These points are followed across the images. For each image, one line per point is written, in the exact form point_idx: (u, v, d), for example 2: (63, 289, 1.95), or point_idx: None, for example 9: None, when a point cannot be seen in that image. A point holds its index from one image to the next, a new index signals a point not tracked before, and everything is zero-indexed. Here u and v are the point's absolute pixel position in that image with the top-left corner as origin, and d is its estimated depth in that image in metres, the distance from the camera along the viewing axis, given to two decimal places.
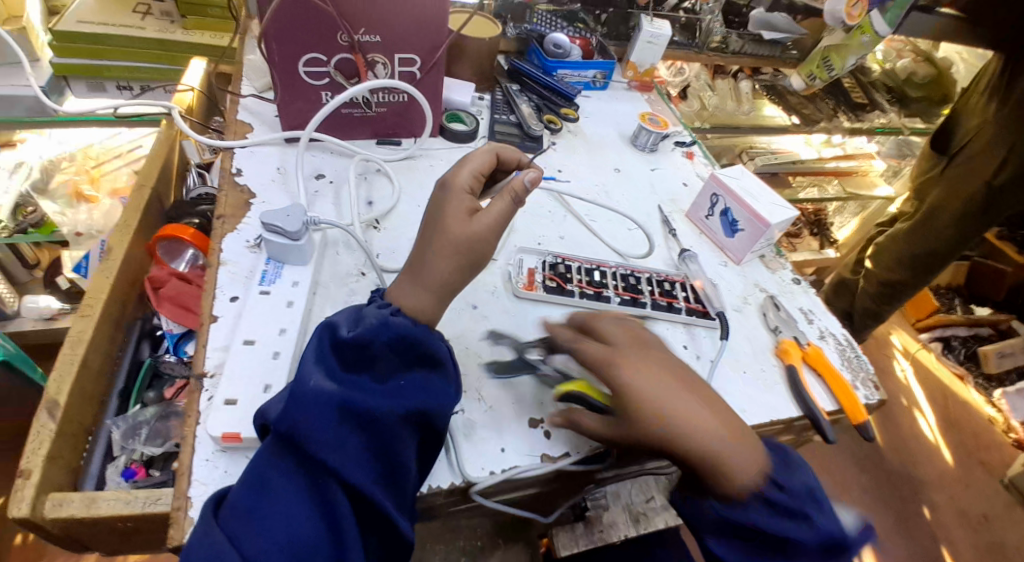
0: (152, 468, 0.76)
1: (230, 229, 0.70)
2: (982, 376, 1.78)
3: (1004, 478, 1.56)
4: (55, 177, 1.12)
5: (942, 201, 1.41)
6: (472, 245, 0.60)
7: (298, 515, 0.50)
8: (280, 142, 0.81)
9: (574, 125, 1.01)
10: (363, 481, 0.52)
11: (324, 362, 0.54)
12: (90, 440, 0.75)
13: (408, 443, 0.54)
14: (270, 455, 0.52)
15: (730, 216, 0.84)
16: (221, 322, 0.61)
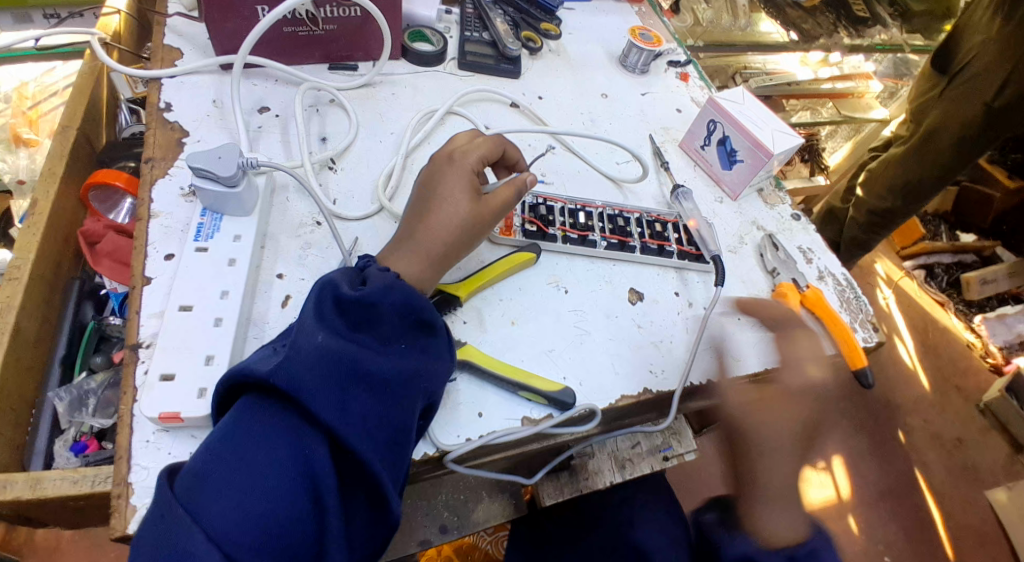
0: (105, 441, 0.71)
1: (162, 174, 0.61)
2: (963, 302, 1.78)
3: (979, 404, 1.58)
4: None
5: (938, 123, 1.33)
6: (476, 231, 0.56)
7: (280, 490, 0.41)
8: (217, 70, 0.72)
9: (557, 43, 0.91)
10: (363, 450, 0.43)
11: (324, 318, 0.46)
12: (33, 412, 0.69)
13: (411, 414, 0.46)
14: (250, 418, 0.42)
15: (728, 146, 0.77)
16: (155, 285, 0.53)
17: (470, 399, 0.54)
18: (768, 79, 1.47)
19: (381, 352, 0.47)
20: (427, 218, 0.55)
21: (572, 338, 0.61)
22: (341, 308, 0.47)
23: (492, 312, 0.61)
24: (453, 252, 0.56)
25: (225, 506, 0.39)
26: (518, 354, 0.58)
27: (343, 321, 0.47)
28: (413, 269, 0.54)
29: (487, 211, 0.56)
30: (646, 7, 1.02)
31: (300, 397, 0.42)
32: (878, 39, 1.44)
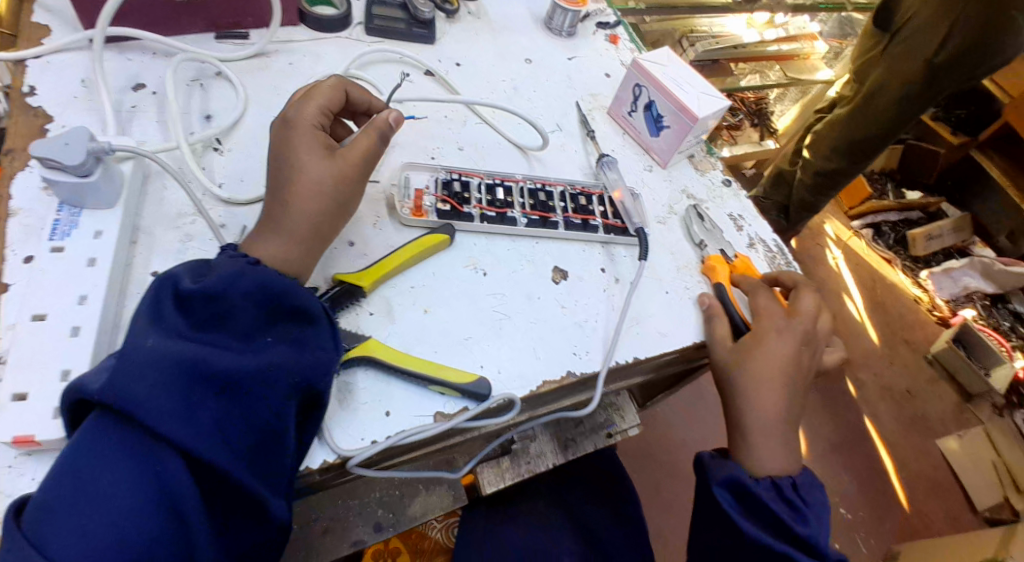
0: None
1: (20, 165, 0.54)
2: (909, 258, 1.80)
3: (926, 354, 1.63)
4: None
5: (882, 80, 1.32)
6: (345, 187, 0.52)
7: (130, 516, 0.36)
8: (86, 46, 0.64)
9: (476, 5, 0.85)
10: (224, 457, 0.39)
11: (162, 320, 0.40)
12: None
13: (284, 410, 0.41)
14: (90, 440, 0.37)
15: (654, 111, 0.73)
16: (13, 293, 0.47)
17: (376, 398, 0.50)
18: (714, 43, 1.41)
19: (240, 348, 0.42)
20: (283, 189, 0.50)
21: (489, 323, 0.57)
22: (184, 302, 0.42)
23: (401, 300, 0.56)
24: (324, 219, 0.51)
25: (66, 543, 0.35)
26: (428, 345, 0.54)
27: (187, 319, 0.41)
28: (286, 248, 0.49)
29: (347, 163, 0.52)
30: None
31: (136, 411, 0.37)
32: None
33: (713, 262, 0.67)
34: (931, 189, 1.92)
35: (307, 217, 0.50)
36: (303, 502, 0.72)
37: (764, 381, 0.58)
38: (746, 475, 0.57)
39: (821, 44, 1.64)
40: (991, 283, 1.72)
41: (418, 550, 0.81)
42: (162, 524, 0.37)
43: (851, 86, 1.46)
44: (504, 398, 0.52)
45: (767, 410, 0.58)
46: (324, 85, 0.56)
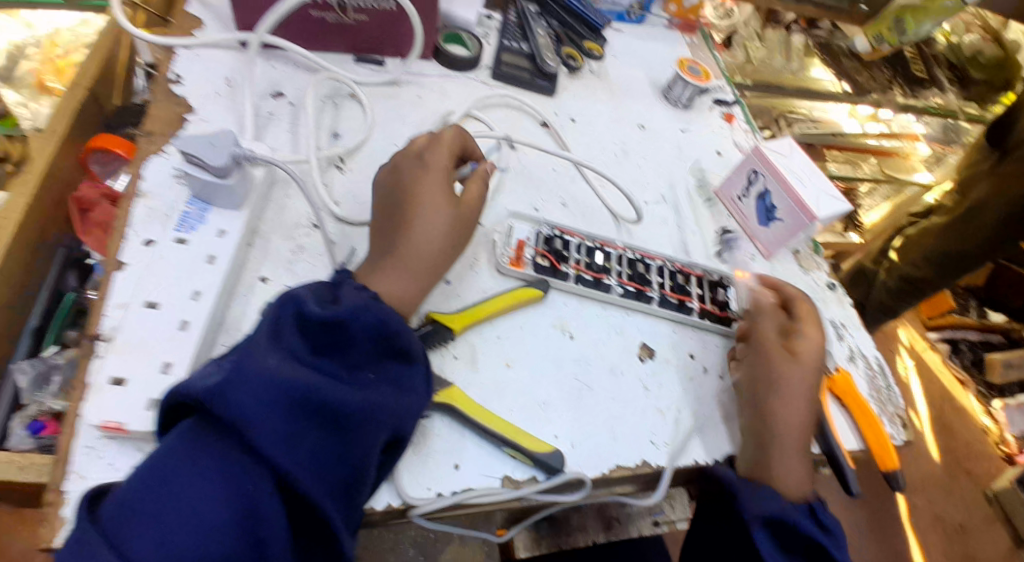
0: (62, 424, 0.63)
1: (157, 150, 0.57)
2: (984, 384, 1.68)
3: (988, 490, 1.49)
4: (19, 63, 1.03)
5: (987, 197, 1.26)
6: (464, 229, 0.53)
7: (215, 531, 0.36)
8: (234, 47, 0.68)
9: (598, 64, 0.86)
10: (315, 489, 0.39)
11: (281, 339, 0.41)
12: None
13: (375, 451, 0.41)
14: (191, 441, 0.38)
15: (767, 202, 0.71)
16: (129, 272, 0.48)
17: (448, 449, 0.49)
18: (813, 127, 1.45)
19: (347, 381, 0.42)
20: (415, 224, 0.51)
21: (571, 390, 0.56)
22: (305, 327, 0.42)
23: (487, 350, 0.55)
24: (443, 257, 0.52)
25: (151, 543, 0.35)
26: (508, 401, 0.53)
27: (303, 342, 0.42)
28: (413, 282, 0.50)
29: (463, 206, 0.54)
30: (697, 38, 0.98)
31: (246, 428, 0.37)
32: (932, 102, 1.38)
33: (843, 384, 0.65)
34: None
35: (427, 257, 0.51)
36: None
37: (796, 392, 0.56)
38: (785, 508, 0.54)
39: (922, 145, 1.60)
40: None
41: None
42: (239, 546, 0.36)
43: (952, 196, 1.39)
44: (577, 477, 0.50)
45: (797, 423, 0.55)
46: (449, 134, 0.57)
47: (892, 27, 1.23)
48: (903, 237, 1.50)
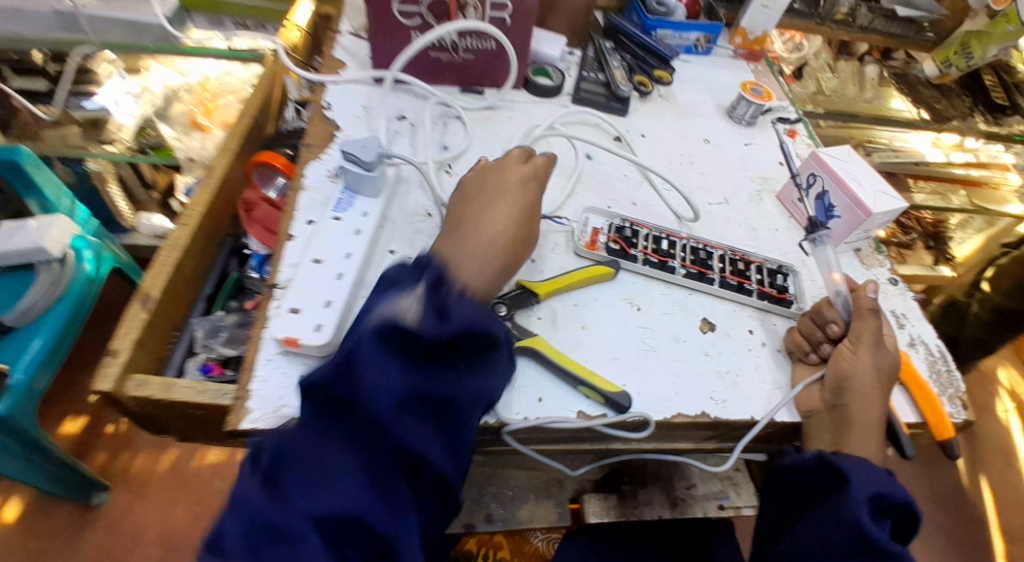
0: (227, 368, 0.78)
1: (315, 157, 0.74)
2: None
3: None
4: (175, 105, 1.26)
5: None
6: (524, 226, 0.64)
7: (355, 475, 0.48)
8: (368, 82, 0.85)
9: (667, 89, 0.97)
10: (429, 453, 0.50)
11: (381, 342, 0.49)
12: (174, 336, 0.77)
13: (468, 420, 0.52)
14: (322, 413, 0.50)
15: (826, 200, 0.79)
16: (296, 242, 0.64)
17: (533, 385, 0.60)
18: (895, 156, 1.44)
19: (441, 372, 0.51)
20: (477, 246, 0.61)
21: (639, 350, 0.65)
22: (404, 338, 0.49)
23: (566, 315, 0.66)
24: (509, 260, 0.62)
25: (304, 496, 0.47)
26: (584, 354, 0.64)
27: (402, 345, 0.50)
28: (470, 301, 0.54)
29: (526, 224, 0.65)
30: (762, 66, 1.08)
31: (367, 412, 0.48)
32: (1017, 130, 1.38)
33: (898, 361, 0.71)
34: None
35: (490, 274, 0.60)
36: None
37: (870, 388, 0.63)
38: (885, 487, 0.58)
39: (1013, 176, 1.54)
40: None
41: (519, 550, 0.90)
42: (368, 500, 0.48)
43: None
44: (639, 415, 0.60)
45: (872, 410, 0.63)
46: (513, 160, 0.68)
47: (959, 52, 1.28)
48: (997, 267, 1.54)
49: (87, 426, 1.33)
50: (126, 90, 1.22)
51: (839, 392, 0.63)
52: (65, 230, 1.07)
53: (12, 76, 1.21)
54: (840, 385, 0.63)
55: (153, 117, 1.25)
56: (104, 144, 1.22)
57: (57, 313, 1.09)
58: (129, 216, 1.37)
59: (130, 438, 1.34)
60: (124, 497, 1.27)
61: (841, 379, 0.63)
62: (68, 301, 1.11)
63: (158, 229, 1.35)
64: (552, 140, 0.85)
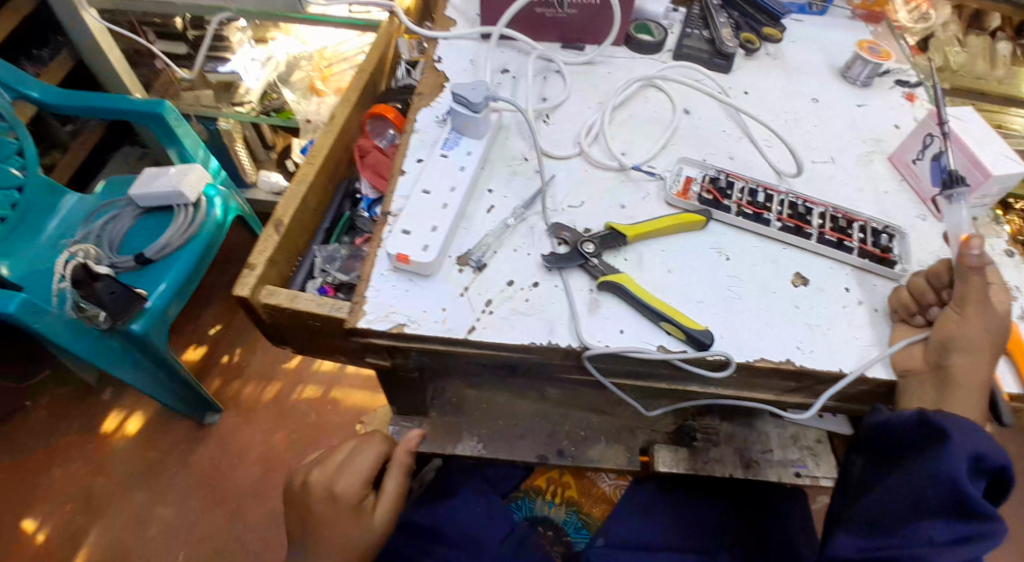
0: (339, 292, 0.87)
1: (426, 104, 0.80)
2: None
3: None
4: (296, 71, 1.45)
5: None
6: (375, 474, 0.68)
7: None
8: (476, 38, 0.90)
9: (776, 47, 0.95)
10: None
11: None
12: (298, 259, 0.87)
13: None
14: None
15: (941, 163, 0.75)
16: (407, 176, 0.71)
17: (616, 317, 0.63)
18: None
19: None
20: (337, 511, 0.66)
21: (725, 296, 0.66)
22: None
23: (654, 258, 0.68)
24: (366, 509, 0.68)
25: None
26: (669, 295, 0.66)
27: None
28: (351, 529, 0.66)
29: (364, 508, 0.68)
30: (883, 28, 1.01)
31: None
32: None
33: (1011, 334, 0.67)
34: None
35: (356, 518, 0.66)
36: (514, 416, 0.88)
37: (978, 348, 0.60)
38: (984, 445, 0.56)
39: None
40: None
41: (587, 491, 0.92)
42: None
43: None
44: (720, 355, 0.61)
45: (979, 372, 0.59)
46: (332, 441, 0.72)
47: None
48: None
49: (206, 355, 1.51)
50: (254, 58, 1.42)
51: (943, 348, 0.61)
52: (198, 178, 1.24)
53: (155, 39, 1.38)
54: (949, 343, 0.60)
55: (276, 83, 1.44)
56: (234, 106, 1.44)
57: (190, 250, 1.21)
58: (250, 172, 1.65)
59: (242, 368, 1.50)
60: (233, 419, 1.43)
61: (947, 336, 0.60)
62: (198, 241, 1.22)
63: (275, 186, 1.63)
64: (650, 94, 0.86)
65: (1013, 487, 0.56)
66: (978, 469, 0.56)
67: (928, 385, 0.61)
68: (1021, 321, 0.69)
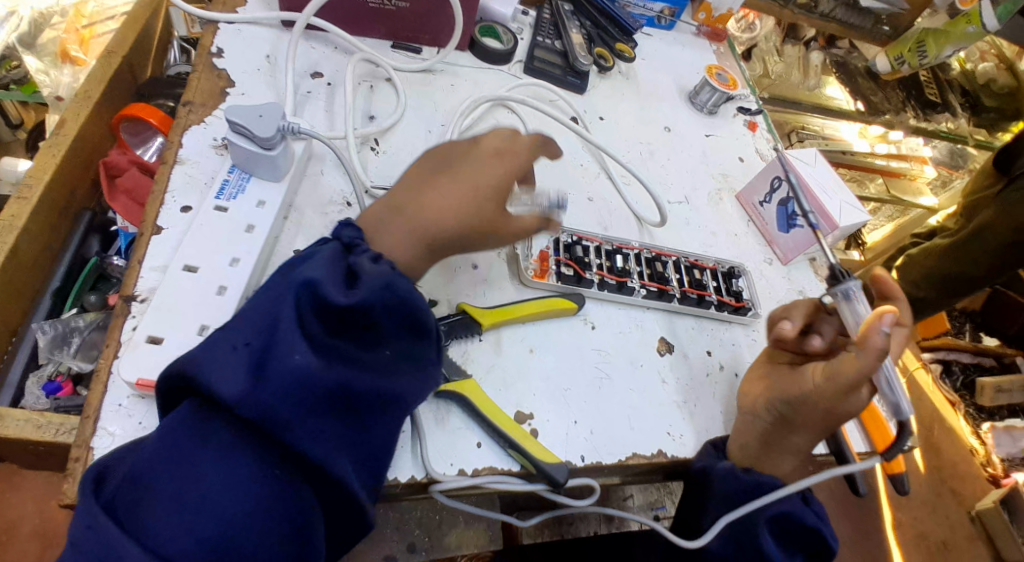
0: (80, 386, 0.68)
1: (196, 121, 0.58)
2: (973, 406, 1.57)
3: (971, 510, 1.42)
4: (44, 32, 0.94)
5: (988, 221, 1.27)
6: (488, 204, 0.47)
7: (242, 515, 0.35)
8: (277, 26, 0.69)
9: (629, 65, 0.86)
10: (299, 438, 0.36)
11: (305, 327, 0.38)
12: (12, 340, 0.67)
13: (348, 439, 0.38)
14: (341, 256, 0.42)
15: (789, 208, 0.72)
16: (166, 235, 0.50)
17: (473, 427, 0.51)
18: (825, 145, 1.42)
19: (360, 366, 0.39)
20: (482, 159, 0.50)
21: (591, 379, 0.57)
22: (327, 312, 0.38)
23: (512, 337, 0.57)
24: (494, 192, 0.48)
25: (139, 550, 0.33)
26: (529, 387, 0.55)
27: (323, 326, 0.39)
28: (469, 192, 0.47)
29: (484, 217, 0.48)
30: (723, 48, 0.97)
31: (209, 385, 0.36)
32: (942, 126, 1.43)
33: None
34: (1011, 341, 1.65)
35: (447, 219, 0.46)
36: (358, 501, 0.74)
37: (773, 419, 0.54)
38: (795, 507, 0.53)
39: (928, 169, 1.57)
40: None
41: None
42: (275, 478, 0.36)
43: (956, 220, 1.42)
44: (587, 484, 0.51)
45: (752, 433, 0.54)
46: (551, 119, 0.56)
47: (913, 49, 1.25)
48: (905, 255, 1.52)
49: None
50: None
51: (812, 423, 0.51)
52: None
53: None
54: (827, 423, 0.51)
55: (16, 46, 0.92)
56: None
57: None
58: None
59: None
60: None
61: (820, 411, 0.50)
62: None
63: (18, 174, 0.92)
64: (500, 116, 0.73)
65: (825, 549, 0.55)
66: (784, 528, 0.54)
67: (752, 441, 0.54)
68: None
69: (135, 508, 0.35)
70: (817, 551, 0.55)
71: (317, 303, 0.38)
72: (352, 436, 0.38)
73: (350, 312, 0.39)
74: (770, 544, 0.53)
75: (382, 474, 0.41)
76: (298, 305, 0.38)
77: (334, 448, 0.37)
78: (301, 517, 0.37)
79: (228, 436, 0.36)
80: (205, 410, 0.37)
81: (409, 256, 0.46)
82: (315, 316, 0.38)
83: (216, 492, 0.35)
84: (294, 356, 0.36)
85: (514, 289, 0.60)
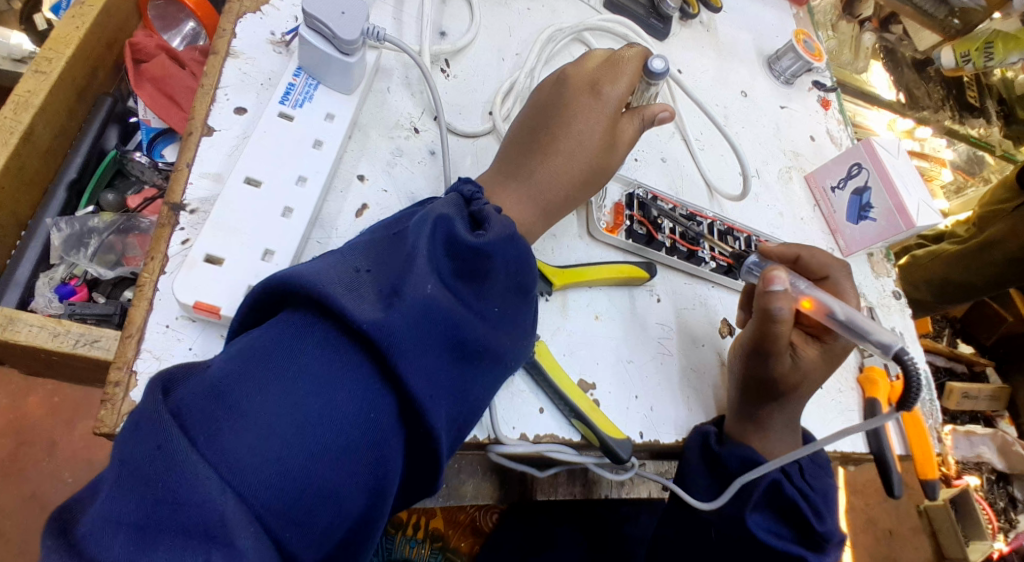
0: (96, 293, 0.63)
1: (252, 8, 0.50)
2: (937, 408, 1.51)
3: (919, 504, 1.40)
4: None
5: (999, 235, 1.21)
6: (603, 172, 0.48)
7: (334, 453, 0.31)
8: None
9: (711, 16, 0.79)
10: (414, 377, 0.32)
11: (434, 263, 0.35)
12: (23, 234, 0.62)
13: (451, 391, 0.35)
14: (460, 204, 0.39)
15: (864, 198, 0.68)
16: (220, 139, 0.44)
17: (537, 391, 0.48)
18: None
19: (477, 317, 0.36)
20: (584, 115, 0.46)
21: (654, 353, 0.54)
22: (453, 255, 0.36)
23: (578, 299, 0.53)
24: (612, 158, 0.48)
25: (216, 479, 0.28)
26: (592, 354, 0.51)
27: (449, 269, 0.36)
28: (585, 158, 0.46)
29: (590, 184, 0.48)
30: (804, 12, 0.88)
31: (326, 303, 0.32)
32: (974, 132, 1.41)
33: (872, 373, 0.65)
34: (985, 351, 1.63)
35: (562, 181, 0.46)
36: None
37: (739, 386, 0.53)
38: (790, 483, 0.49)
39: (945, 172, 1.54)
40: (1004, 463, 1.45)
41: (452, 520, 0.77)
42: (372, 419, 0.32)
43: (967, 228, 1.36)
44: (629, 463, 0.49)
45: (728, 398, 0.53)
46: (632, 52, 0.49)
47: (980, 49, 1.18)
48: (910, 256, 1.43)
49: None
50: None
51: (762, 390, 0.50)
52: None
53: None
54: (779, 388, 0.50)
55: None
56: None
57: None
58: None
59: None
60: None
61: (762, 375, 0.50)
62: None
63: (19, 51, 0.80)
64: (577, 52, 0.65)
65: (821, 541, 0.48)
66: (776, 503, 0.49)
67: (734, 408, 0.52)
68: (885, 363, 0.68)
69: (215, 425, 0.29)
70: (811, 535, 0.49)
71: (448, 241, 0.36)
72: (454, 387, 0.35)
73: (479, 255, 0.36)
74: (756, 522, 0.48)
75: (466, 433, 0.37)
76: (429, 237, 0.36)
77: (442, 395, 0.34)
78: (389, 470, 0.33)
79: (334, 364, 0.32)
80: (311, 333, 0.32)
81: (522, 218, 0.45)
82: (444, 255, 0.36)
83: (311, 423, 0.31)
84: (423, 288, 0.34)
85: (578, 251, 0.56)
